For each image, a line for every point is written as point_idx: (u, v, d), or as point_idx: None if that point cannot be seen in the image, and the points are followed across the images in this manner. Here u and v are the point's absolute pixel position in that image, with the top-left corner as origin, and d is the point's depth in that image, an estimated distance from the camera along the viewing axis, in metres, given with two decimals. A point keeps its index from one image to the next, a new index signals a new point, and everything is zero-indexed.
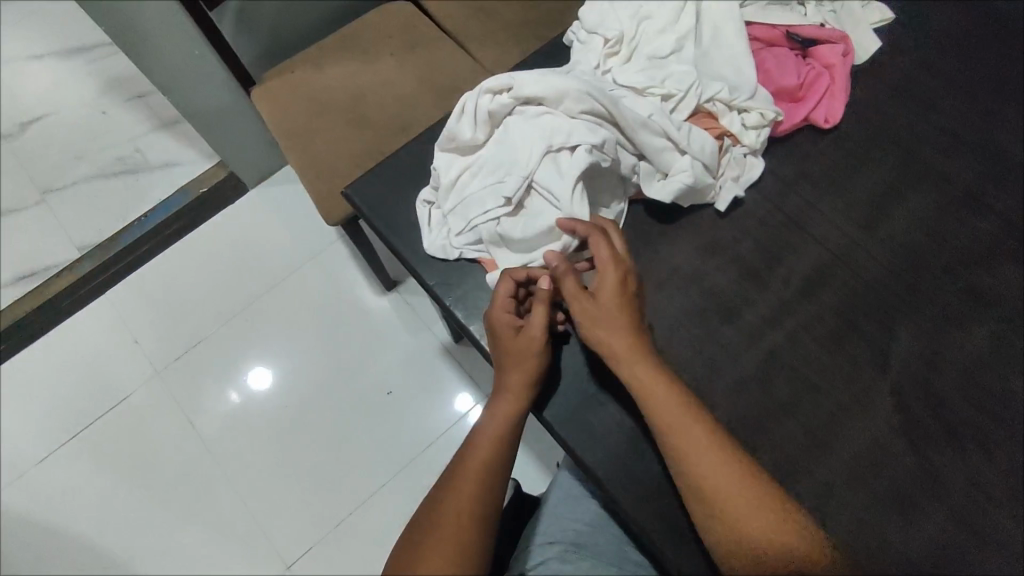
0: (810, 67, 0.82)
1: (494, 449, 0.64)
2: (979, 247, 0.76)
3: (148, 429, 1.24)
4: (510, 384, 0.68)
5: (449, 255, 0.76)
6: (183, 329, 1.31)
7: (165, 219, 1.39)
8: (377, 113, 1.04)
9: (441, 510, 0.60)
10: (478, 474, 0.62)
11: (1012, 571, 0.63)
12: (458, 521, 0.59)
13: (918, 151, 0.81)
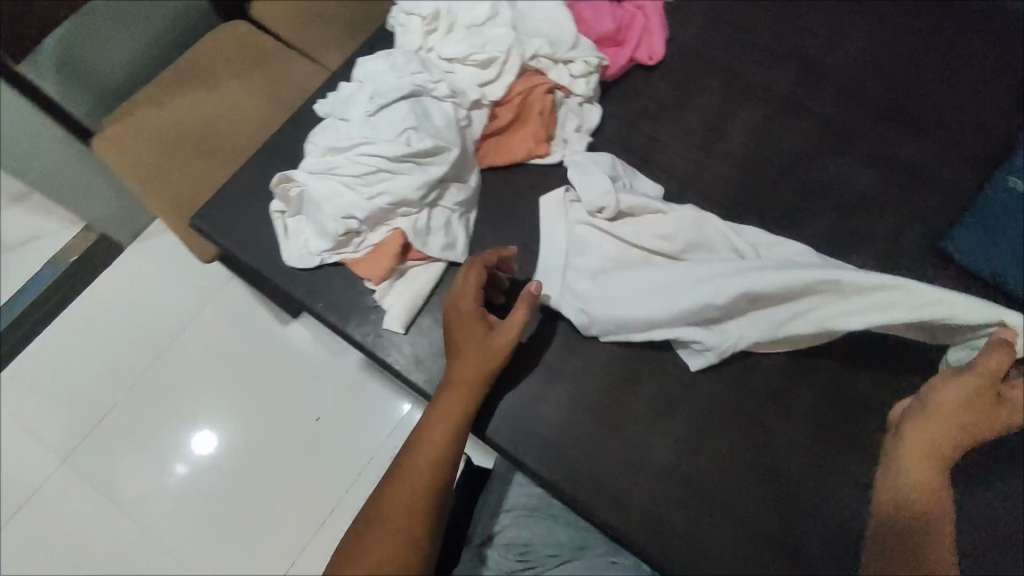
0: (624, 11, 0.84)
1: (450, 436, 0.63)
2: (810, 146, 0.81)
3: (54, 528, 1.10)
4: (465, 373, 0.65)
5: (310, 261, 0.74)
6: (72, 409, 1.17)
7: (31, 299, 1.25)
8: (232, 140, 1.00)
9: (378, 519, 0.59)
10: (419, 480, 0.61)
11: (883, 428, 0.69)
12: (393, 532, 0.59)
13: (742, 68, 0.85)
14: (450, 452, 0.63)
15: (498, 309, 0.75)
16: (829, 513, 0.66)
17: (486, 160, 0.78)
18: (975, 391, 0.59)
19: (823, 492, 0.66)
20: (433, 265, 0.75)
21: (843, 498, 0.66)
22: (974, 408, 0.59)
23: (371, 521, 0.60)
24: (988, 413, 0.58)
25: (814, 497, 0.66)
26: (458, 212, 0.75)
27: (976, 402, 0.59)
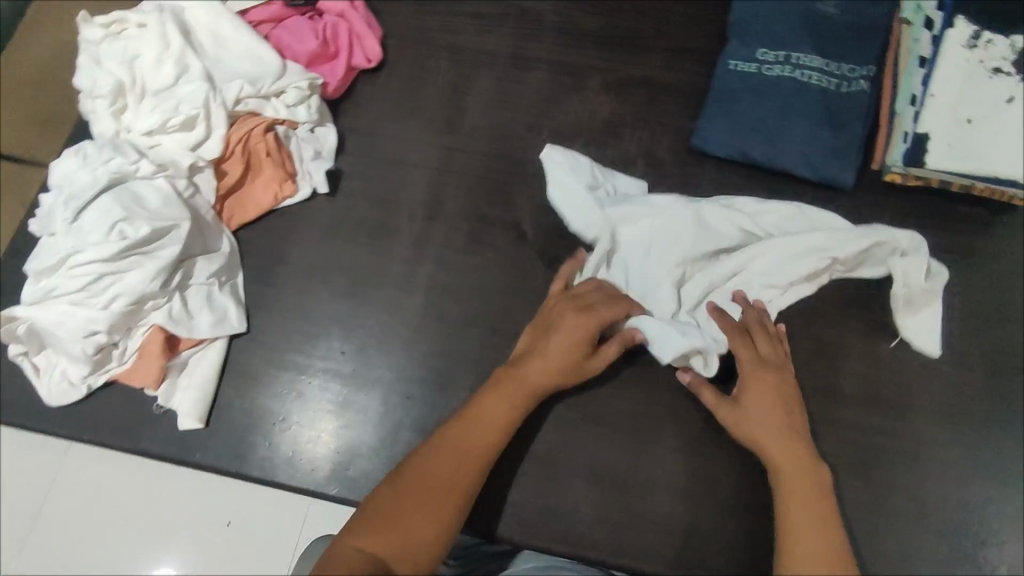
0: (324, 22, 0.81)
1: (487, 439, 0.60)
2: (547, 94, 0.83)
3: None
4: (532, 370, 0.64)
5: (79, 391, 0.68)
6: None
7: None
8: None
9: (420, 510, 0.54)
10: (454, 475, 0.57)
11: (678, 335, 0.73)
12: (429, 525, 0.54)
13: (463, 43, 0.85)
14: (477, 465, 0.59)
15: (294, 363, 0.71)
16: (655, 427, 0.70)
17: (233, 219, 0.74)
18: (768, 372, 0.64)
19: (647, 415, 0.70)
20: (212, 344, 0.70)
21: (664, 410, 0.70)
22: (782, 397, 0.63)
23: (364, 518, 0.54)
24: (769, 347, 0.66)
25: (640, 421, 0.70)
26: (218, 281, 0.70)
27: (762, 357, 0.65)
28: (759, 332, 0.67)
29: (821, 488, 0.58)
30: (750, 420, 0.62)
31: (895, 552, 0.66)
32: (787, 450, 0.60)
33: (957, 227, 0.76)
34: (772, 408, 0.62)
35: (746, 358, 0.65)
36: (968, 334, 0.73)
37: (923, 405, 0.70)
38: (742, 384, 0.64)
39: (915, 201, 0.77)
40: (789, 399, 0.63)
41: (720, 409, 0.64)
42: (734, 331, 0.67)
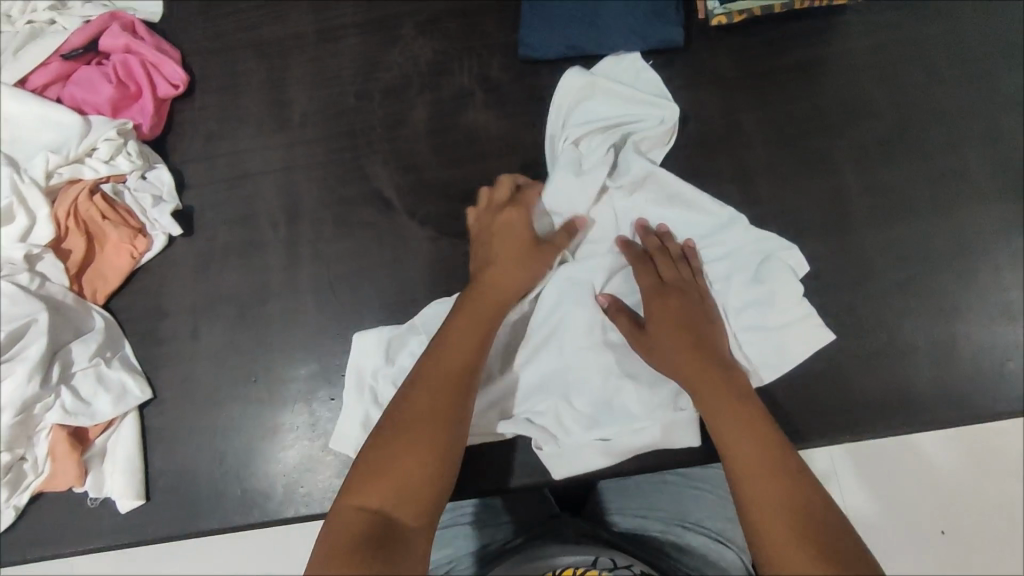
0: (111, 61, 0.76)
1: (451, 368, 0.59)
2: (365, 57, 0.80)
3: None
4: (464, 311, 0.63)
5: (7, 517, 0.65)
6: None
7: None
8: None
9: (411, 438, 0.54)
10: (450, 373, 0.58)
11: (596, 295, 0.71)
12: (434, 443, 0.54)
13: (265, 35, 0.81)
14: (456, 375, 0.58)
15: (213, 407, 0.70)
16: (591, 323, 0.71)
17: (98, 293, 0.71)
18: (680, 294, 0.65)
19: None
20: (123, 421, 0.68)
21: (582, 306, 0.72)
22: (684, 314, 0.63)
23: (365, 468, 0.53)
24: (668, 268, 0.66)
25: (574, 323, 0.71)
26: (104, 358, 0.68)
27: (669, 285, 0.65)
28: (658, 253, 0.67)
29: (741, 393, 0.58)
30: (666, 345, 0.62)
31: (826, 362, 0.68)
32: (686, 352, 0.61)
33: (791, 44, 0.77)
34: (678, 331, 0.62)
35: (652, 282, 0.65)
36: (830, 139, 0.74)
37: (809, 219, 0.72)
38: (647, 312, 0.64)
39: (745, 34, 0.78)
40: (703, 311, 0.64)
41: (634, 337, 0.64)
42: (637, 265, 0.67)
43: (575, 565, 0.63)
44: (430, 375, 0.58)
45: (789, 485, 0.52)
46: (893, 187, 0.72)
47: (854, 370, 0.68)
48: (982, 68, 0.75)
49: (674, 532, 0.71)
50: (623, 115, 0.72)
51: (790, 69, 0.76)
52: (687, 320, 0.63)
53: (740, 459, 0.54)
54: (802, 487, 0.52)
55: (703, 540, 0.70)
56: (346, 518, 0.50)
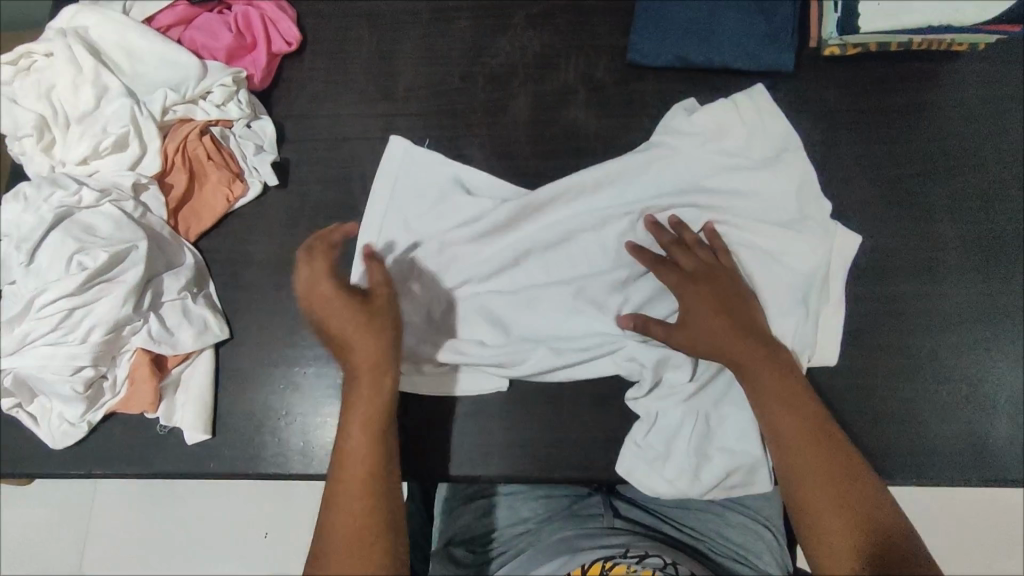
0: (233, 12, 0.78)
1: (369, 437, 0.58)
2: (475, 40, 0.81)
3: None
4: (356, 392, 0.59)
5: (80, 430, 0.68)
6: None
7: None
8: None
9: (357, 517, 0.55)
10: (359, 451, 0.57)
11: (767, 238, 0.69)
12: (372, 515, 0.55)
13: (380, 6, 0.83)
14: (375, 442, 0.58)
15: (285, 357, 0.72)
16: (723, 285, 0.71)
17: (191, 230, 0.74)
18: (709, 278, 0.66)
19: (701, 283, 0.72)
20: (199, 356, 0.70)
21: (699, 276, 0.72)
22: (723, 296, 0.65)
23: (324, 556, 0.53)
24: (690, 260, 0.67)
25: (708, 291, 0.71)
26: (190, 293, 0.70)
27: (699, 277, 0.66)
28: (678, 248, 0.68)
29: (795, 387, 0.62)
30: (707, 327, 0.64)
31: (897, 406, 0.68)
32: (714, 321, 0.64)
33: (901, 84, 0.77)
34: (715, 311, 0.64)
35: (675, 284, 0.66)
36: (928, 186, 0.74)
37: (897, 262, 0.72)
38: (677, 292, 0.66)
39: (856, 67, 0.77)
40: (733, 290, 0.66)
41: (670, 338, 0.65)
42: (657, 268, 0.67)
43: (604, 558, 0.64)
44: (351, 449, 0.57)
45: (819, 446, 0.59)
46: (987, 243, 0.72)
47: (925, 419, 0.68)
48: None
49: (716, 510, 0.74)
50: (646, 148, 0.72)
51: (897, 110, 0.76)
52: (727, 299, 0.65)
53: (780, 429, 0.60)
54: (832, 453, 0.59)
55: (744, 519, 0.74)
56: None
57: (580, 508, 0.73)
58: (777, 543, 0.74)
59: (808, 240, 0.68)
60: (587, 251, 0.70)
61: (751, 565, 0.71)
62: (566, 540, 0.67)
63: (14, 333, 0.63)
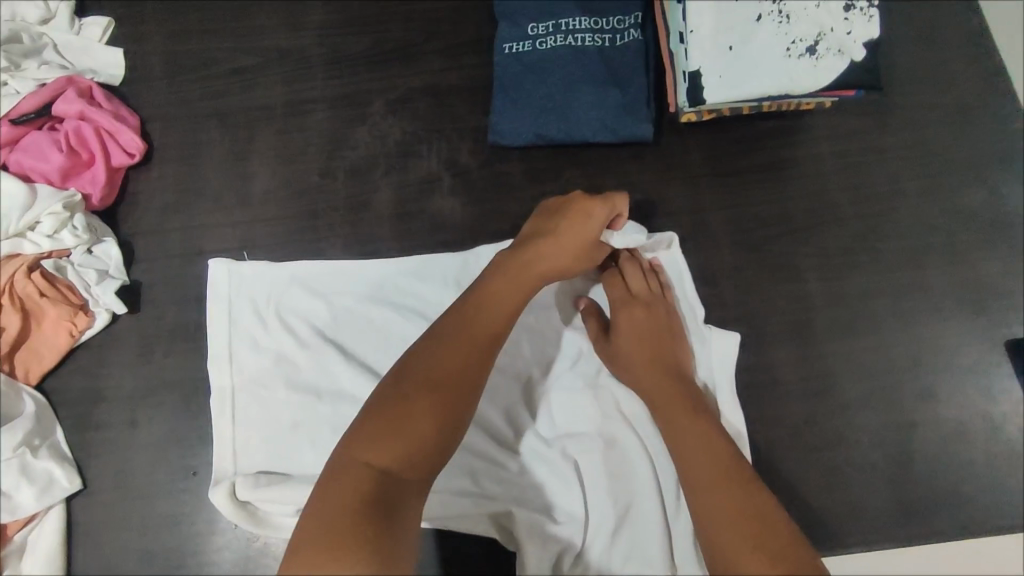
0: (64, 129, 0.73)
1: (481, 325, 0.58)
2: (333, 133, 0.78)
3: None
4: (507, 265, 0.63)
5: None
6: None
7: None
8: None
9: (407, 425, 0.50)
10: (485, 331, 0.58)
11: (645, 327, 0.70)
12: (428, 435, 0.51)
13: (231, 106, 0.79)
14: (483, 337, 0.57)
15: (146, 502, 0.66)
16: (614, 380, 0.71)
17: (29, 372, 0.68)
18: (640, 307, 0.69)
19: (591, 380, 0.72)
20: (47, 515, 0.64)
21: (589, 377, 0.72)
22: (660, 348, 0.68)
23: (368, 425, 0.50)
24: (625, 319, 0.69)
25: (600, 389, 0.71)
26: (30, 447, 0.64)
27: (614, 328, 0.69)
28: (629, 270, 0.71)
29: (713, 432, 0.62)
30: (634, 368, 0.67)
31: (783, 478, 0.67)
32: (657, 383, 0.66)
33: (759, 145, 0.77)
34: (647, 360, 0.67)
35: (603, 348, 0.69)
36: (794, 245, 0.74)
37: (771, 326, 0.72)
38: (614, 321, 0.69)
39: (714, 132, 0.78)
40: (666, 324, 0.69)
41: (602, 344, 0.69)
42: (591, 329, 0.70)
43: None
44: (491, 312, 0.59)
45: (738, 493, 0.56)
46: (854, 298, 0.72)
47: (813, 488, 0.67)
48: (944, 182, 0.75)
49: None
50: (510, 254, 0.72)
51: (758, 171, 0.77)
52: (658, 344, 0.68)
53: (691, 470, 0.60)
54: (756, 501, 0.55)
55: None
56: (335, 488, 0.47)
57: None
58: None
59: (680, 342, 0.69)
60: None
61: None
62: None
63: None
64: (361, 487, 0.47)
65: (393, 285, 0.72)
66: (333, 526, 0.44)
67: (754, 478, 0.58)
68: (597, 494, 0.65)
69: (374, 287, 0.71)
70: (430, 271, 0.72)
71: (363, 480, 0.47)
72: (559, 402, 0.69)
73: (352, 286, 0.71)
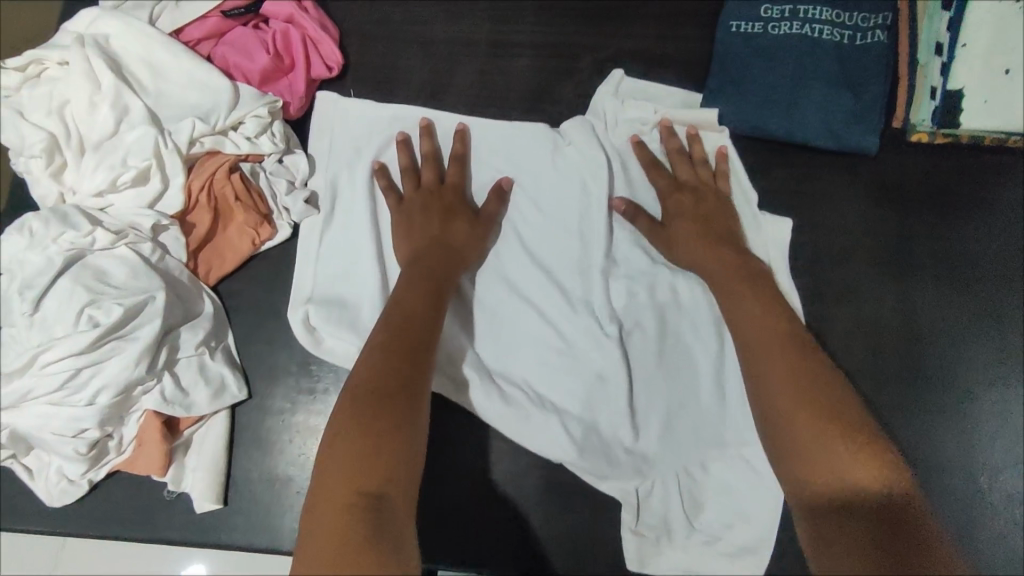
0: (271, 30, 0.71)
1: (368, 359, 0.51)
2: (534, 84, 0.74)
3: None
4: (398, 302, 0.57)
5: (78, 491, 0.62)
6: None
7: None
8: None
9: (367, 429, 0.46)
10: (399, 340, 0.53)
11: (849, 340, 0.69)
12: (370, 398, 0.48)
13: (432, 35, 0.76)
14: (380, 353, 0.52)
15: (313, 421, 0.66)
16: None
17: (212, 273, 0.67)
18: (705, 230, 0.65)
19: None
20: (215, 417, 0.64)
21: None
22: (733, 253, 0.63)
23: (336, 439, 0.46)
24: (692, 203, 0.66)
25: None
26: (208, 348, 0.64)
27: (670, 216, 0.66)
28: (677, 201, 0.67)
29: (783, 315, 0.56)
30: (691, 253, 0.64)
31: (955, 527, 0.65)
32: (726, 275, 0.61)
33: (987, 176, 0.72)
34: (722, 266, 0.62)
35: (658, 238, 0.66)
36: (999, 289, 0.70)
37: (960, 369, 0.69)
38: (664, 209, 0.67)
39: (942, 155, 0.72)
40: (715, 211, 0.67)
41: (654, 233, 0.66)
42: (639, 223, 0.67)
43: None
44: (376, 339, 0.54)
45: (805, 374, 0.50)
46: None
47: (981, 542, 0.64)
48: None
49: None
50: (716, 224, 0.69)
51: (980, 204, 0.72)
52: (707, 229, 0.65)
53: (762, 372, 0.53)
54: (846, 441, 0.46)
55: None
56: (333, 443, 0.46)
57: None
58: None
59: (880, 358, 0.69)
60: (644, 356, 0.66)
61: None
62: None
63: (18, 384, 0.57)
64: (343, 514, 0.42)
65: (488, 180, 0.70)
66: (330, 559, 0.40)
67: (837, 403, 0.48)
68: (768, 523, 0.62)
69: (564, 248, 0.68)
70: (601, 196, 0.69)
71: (342, 498, 0.43)
72: (614, 288, 0.67)
73: (543, 245, 0.68)
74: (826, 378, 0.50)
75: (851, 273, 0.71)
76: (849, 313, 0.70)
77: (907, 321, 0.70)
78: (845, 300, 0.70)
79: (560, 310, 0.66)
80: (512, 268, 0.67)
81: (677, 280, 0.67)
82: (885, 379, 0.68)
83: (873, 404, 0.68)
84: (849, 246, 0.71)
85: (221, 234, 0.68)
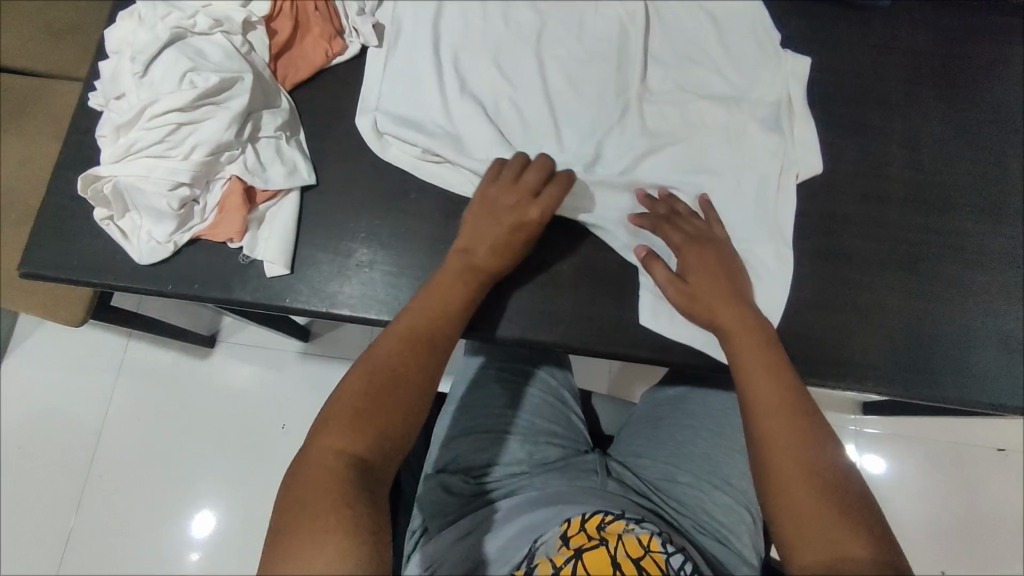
0: None
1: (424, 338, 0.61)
2: None
3: (133, 558, 1.31)
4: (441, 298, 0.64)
5: (162, 252, 0.71)
6: (132, 476, 1.35)
7: (30, 425, 1.38)
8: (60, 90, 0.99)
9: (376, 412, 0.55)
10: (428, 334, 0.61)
11: (862, 164, 0.75)
12: (414, 366, 0.59)
13: None
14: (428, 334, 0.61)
15: (371, 211, 0.74)
16: (820, 205, 0.74)
17: (287, 78, 0.75)
18: (702, 247, 0.68)
19: (811, 199, 0.74)
20: (287, 197, 0.72)
21: (808, 195, 0.74)
22: (719, 262, 0.68)
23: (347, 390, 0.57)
24: (697, 226, 0.69)
25: (811, 207, 0.74)
26: (284, 135, 0.72)
27: (692, 230, 0.69)
28: (671, 220, 0.70)
29: (804, 409, 0.61)
30: (740, 347, 0.64)
31: (949, 332, 0.71)
32: (757, 362, 0.63)
33: (989, 36, 0.79)
34: (721, 297, 0.66)
35: (680, 243, 0.68)
36: (1001, 133, 0.77)
37: (962, 198, 0.74)
38: None
39: (950, 17, 0.80)
40: (736, 286, 0.67)
41: (674, 283, 0.67)
42: None
43: (602, 514, 0.62)
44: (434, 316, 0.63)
45: (801, 480, 0.57)
46: None
47: (974, 341, 0.71)
48: None
49: (703, 487, 0.78)
50: (738, 63, 0.77)
51: (985, 60, 0.79)
52: (723, 281, 0.67)
53: (770, 444, 0.59)
54: (811, 433, 0.60)
55: (729, 500, 0.78)
56: (343, 400, 0.56)
57: (576, 463, 0.77)
58: (755, 524, 0.78)
59: (891, 180, 0.75)
60: (671, 169, 0.74)
61: (729, 544, 0.75)
62: (548, 497, 0.70)
63: (127, 139, 0.67)
64: (338, 474, 0.51)
65: (536, 18, 0.78)
66: (366, 442, 0.53)
67: (815, 413, 0.61)
68: (773, 301, 0.70)
69: (599, 75, 0.76)
70: (635, 35, 0.78)
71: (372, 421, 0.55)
72: (647, 111, 0.76)
73: (581, 71, 0.77)
74: (818, 466, 0.58)
75: (866, 110, 0.77)
76: (863, 141, 0.76)
77: (917, 152, 0.75)
78: (860, 131, 0.76)
79: (596, 125, 0.75)
80: (556, 90, 0.76)
81: (702, 108, 0.76)
82: (893, 201, 0.74)
83: (882, 222, 0.73)
84: (866, 87, 0.78)
85: (297, 46, 0.76)
